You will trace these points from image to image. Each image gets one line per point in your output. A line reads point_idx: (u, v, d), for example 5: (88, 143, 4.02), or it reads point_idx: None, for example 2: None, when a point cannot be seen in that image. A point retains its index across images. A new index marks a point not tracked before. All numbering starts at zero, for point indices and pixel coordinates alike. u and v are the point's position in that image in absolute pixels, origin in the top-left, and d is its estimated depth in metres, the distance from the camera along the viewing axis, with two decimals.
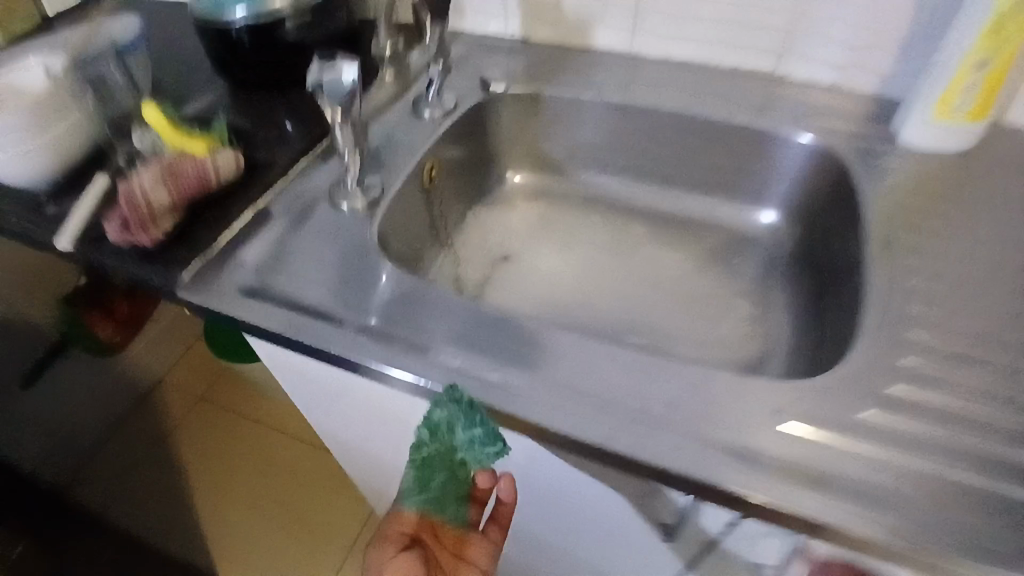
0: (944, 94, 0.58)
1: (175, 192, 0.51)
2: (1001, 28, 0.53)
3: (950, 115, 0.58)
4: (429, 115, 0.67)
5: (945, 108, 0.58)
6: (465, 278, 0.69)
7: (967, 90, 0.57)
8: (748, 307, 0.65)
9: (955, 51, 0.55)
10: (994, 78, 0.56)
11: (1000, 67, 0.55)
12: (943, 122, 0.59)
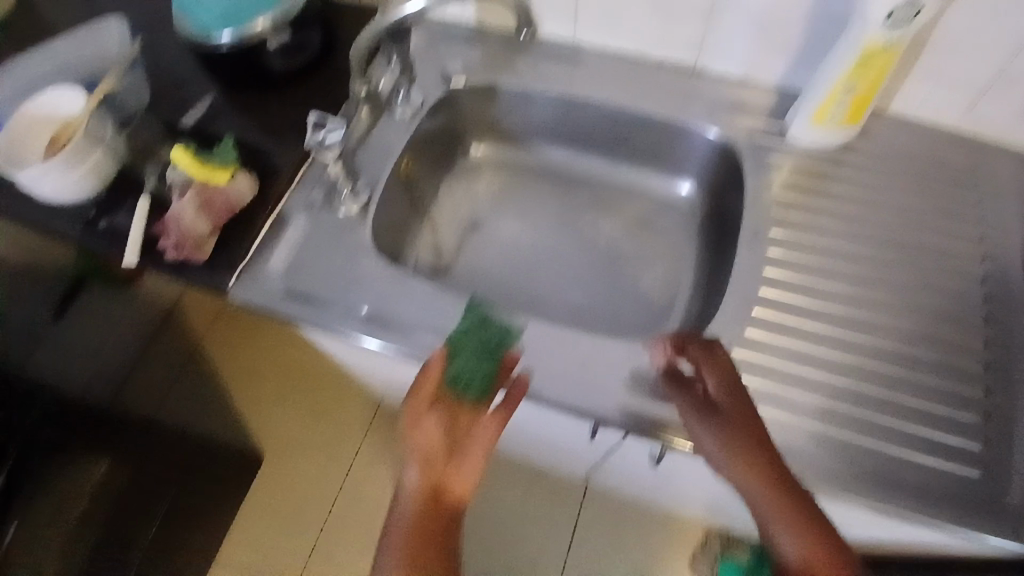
0: (818, 111, 0.70)
1: (211, 219, 0.66)
2: (862, 70, 0.65)
3: (824, 124, 0.72)
4: (401, 114, 0.79)
5: (820, 119, 0.71)
6: (441, 248, 0.84)
7: (835, 110, 0.70)
8: (666, 266, 0.82)
9: (828, 82, 0.67)
10: (860, 101, 0.68)
11: (863, 93, 0.67)
12: (818, 129, 0.72)
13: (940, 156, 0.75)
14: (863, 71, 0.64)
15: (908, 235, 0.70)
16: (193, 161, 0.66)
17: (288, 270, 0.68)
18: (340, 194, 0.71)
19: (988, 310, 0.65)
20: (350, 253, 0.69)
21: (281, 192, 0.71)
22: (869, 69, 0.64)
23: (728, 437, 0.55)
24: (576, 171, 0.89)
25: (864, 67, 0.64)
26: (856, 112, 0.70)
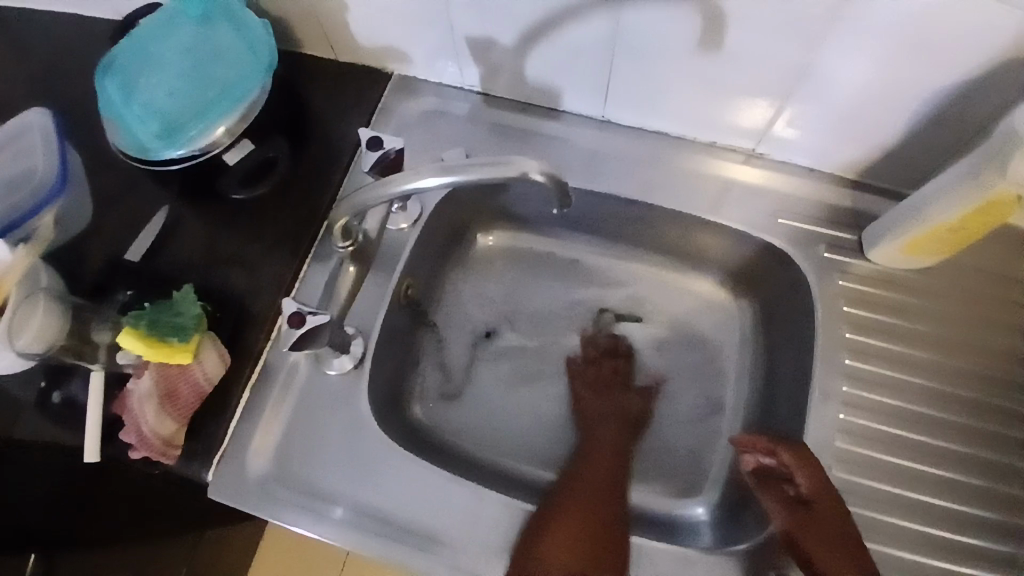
0: (906, 241, 0.59)
1: (180, 415, 0.55)
2: (975, 217, 0.53)
3: (910, 253, 0.61)
4: (395, 229, 0.66)
5: (907, 248, 0.60)
6: (448, 367, 0.73)
7: (928, 244, 0.58)
8: (710, 387, 0.71)
9: (929, 216, 0.55)
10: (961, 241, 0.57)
11: (968, 237, 0.56)
12: (903, 257, 0.61)
13: None
14: (976, 219, 0.53)
15: (1000, 382, 0.61)
16: (148, 346, 0.55)
17: (276, 456, 0.58)
18: (328, 353, 0.59)
19: None
20: (348, 429, 0.59)
21: (260, 349, 0.60)
22: (983, 219, 0.53)
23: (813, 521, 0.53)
24: (602, 262, 0.77)
25: (981, 215, 0.52)
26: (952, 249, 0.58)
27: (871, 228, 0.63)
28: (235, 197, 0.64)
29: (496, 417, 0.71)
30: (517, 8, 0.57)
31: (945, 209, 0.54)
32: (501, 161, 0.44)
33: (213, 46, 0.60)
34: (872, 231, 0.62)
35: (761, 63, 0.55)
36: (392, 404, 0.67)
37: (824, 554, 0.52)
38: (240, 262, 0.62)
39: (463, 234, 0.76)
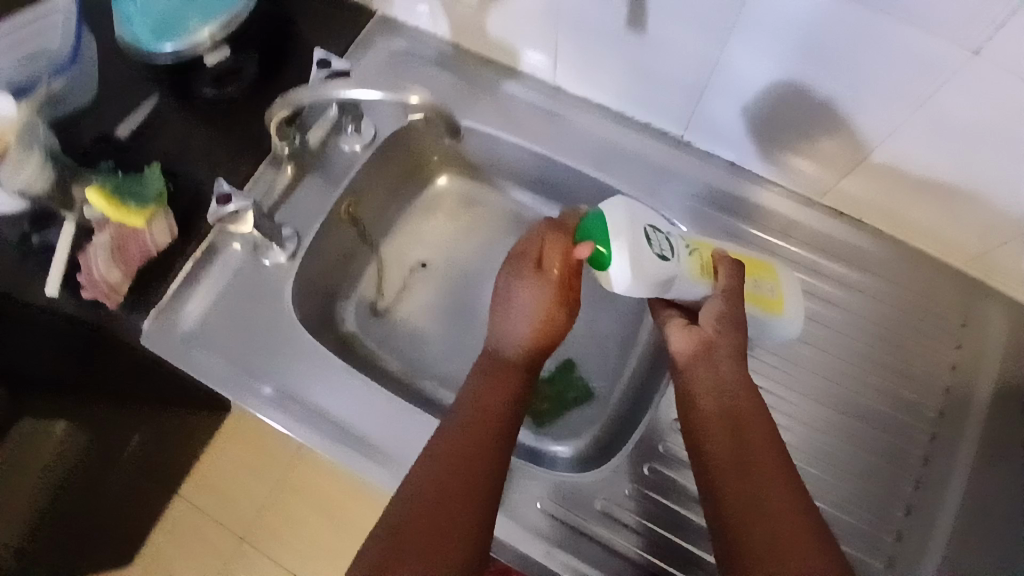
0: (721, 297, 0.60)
1: (127, 268, 0.64)
2: (696, 256, 0.58)
3: (770, 302, 0.61)
4: (347, 149, 0.73)
5: (759, 299, 0.61)
6: (383, 288, 0.81)
7: (760, 281, 0.61)
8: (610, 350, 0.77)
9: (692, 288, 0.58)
10: (768, 270, 0.63)
11: (767, 272, 0.62)
12: (765, 315, 0.61)
13: (927, 298, 0.68)
14: (703, 252, 0.58)
15: (857, 379, 0.66)
16: (110, 206, 0.63)
17: (203, 324, 0.67)
18: (263, 246, 0.68)
19: (915, 489, 0.62)
20: (269, 314, 0.68)
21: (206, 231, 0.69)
22: (699, 247, 0.59)
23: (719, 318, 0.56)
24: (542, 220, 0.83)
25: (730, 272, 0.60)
26: (784, 287, 0.63)
27: (655, 264, 0.52)
28: (207, 93, 0.73)
29: (416, 337, 0.79)
30: None
31: (684, 262, 0.56)
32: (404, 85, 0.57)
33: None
34: (644, 266, 0.52)
35: (679, 52, 0.61)
36: (321, 305, 0.75)
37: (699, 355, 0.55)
38: (208, 152, 0.71)
39: (421, 172, 0.83)
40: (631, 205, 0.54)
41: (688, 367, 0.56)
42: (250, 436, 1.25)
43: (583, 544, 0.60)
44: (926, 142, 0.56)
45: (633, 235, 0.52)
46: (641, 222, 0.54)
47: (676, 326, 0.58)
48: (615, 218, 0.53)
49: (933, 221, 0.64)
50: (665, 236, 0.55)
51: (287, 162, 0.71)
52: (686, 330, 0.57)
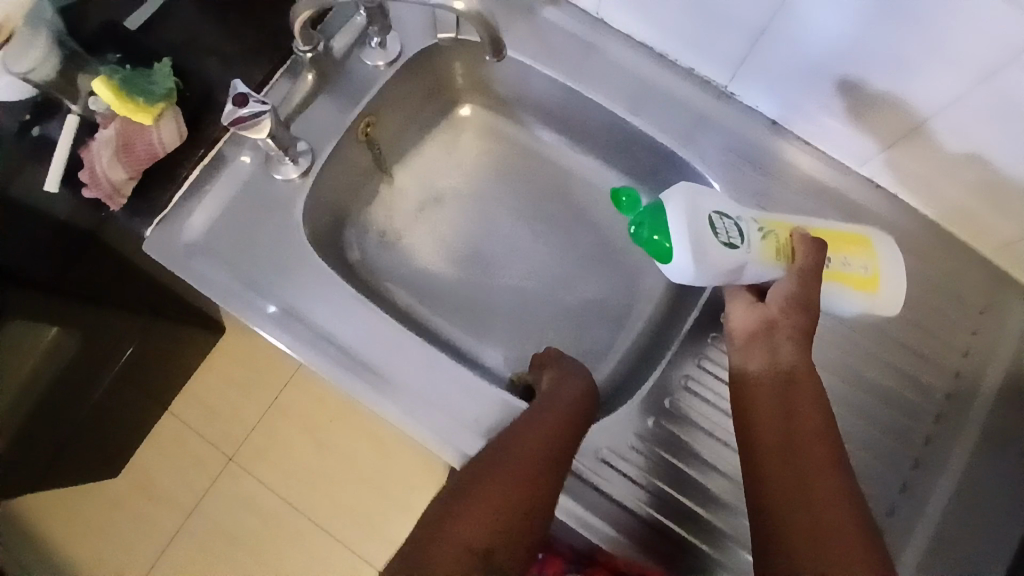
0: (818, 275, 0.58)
1: (132, 169, 0.61)
2: (771, 238, 0.56)
3: (861, 282, 0.59)
4: (370, 65, 0.69)
5: (852, 279, 0.58)
6: (395, 217, 0.78)
7: (852, 259, 0.59)
8: (621, 302, 0.76)
9: (837, 268, 0.58)
10: (866, 247, 0.60)
11: (862, 249, 0.59)
12: (863, 294, 0.59)
13: (952, 279, 0.66)
14: (779, 233, 0.56)
15: (870, 353, 0.65)
16: (116, 97, 0.60)
17: (209, 235, 0.64)
18: (277, 158, 0.65)
19: (914, 467, 0.63)
20: (278, 230, 0.65)
21: (216, 138, 0.65)
22: (777, 229, 0.57)
23: (791, 296, 0.53)
24: (565, 162, 0.80)
25: (844, 265, 0.58)
26: (880, 264, 0.60)
27: (721, 251, 0.53)
28: None
29: (424, 271, 0.77)
30: None
31: (756, 246, 0.55)
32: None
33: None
34: (708, 253, 0.53)
35: None
36: (331, 228, 0.73)
37: (760, 330, 0.53)
38: (222, 52, 0.67)
39: (444, 98, 0.79)
40: (696, 195, 0.54)
41: (746, 341, 0.54)
42: (244, 356, 1.25)
43: (581, 490, 0.61)
44: (985, 115, 0.53)
45: (694, 226, 0.53)
46: (703, 210, 0.54)
47: (740, 303, 0.56)
48: (675, 214, 0.54)
49: (973, 201, 0.62)
50: (733, 222, 0.55)
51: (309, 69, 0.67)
52: (748, 308, 0.55)
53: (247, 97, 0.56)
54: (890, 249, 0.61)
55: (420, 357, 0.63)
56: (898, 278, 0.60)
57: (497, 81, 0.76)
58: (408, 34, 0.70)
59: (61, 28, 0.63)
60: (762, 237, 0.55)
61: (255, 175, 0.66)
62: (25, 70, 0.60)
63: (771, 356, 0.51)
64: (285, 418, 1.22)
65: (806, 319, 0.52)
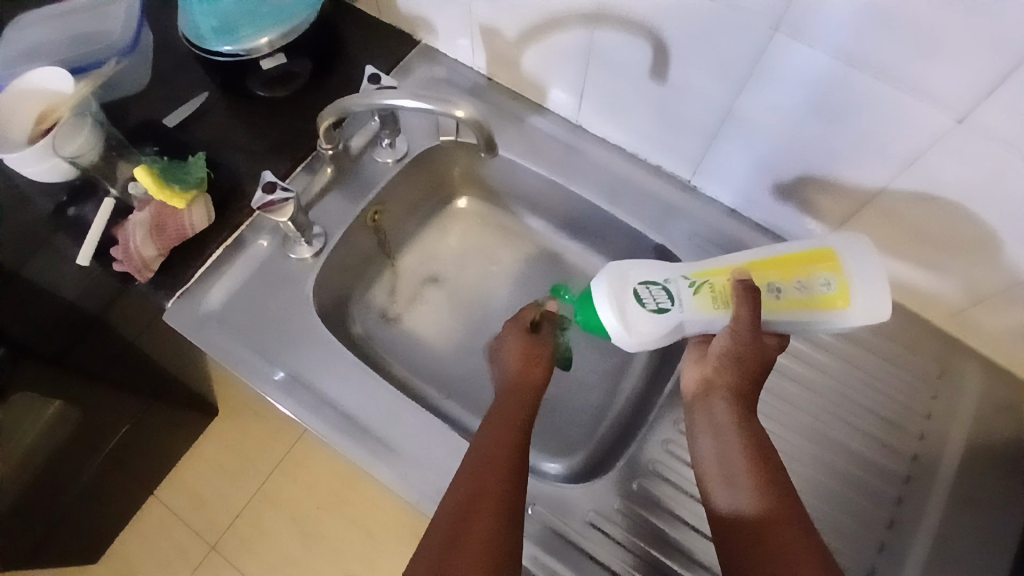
0: (773, 306, 0.57)
1: (161, 246, 0.67)
2: (705, 288, 0.58)
3: (823, 301, 0.57)
4: (380, 161, 0.78)
5: (810, 300, 0.57)
6: (395, 295, 0.84)
7: (808, 280, 0.57)
8: (605, 373, 0.80)
9: (788, 294, 0.57)
10: (829, 263, 0.58)
11: (822, 266, 0.57)
12: (830, 313, 0.57)
13: (907, 348, 0.72)
14: (714, 282, 0.58)
15: (838, 416, 0.70)
16: (155, 183, 0.67)
17: (226, 306, 0.70)
18: (293, 239, 0.72)
19: (888, 526, 0.65)
20: (289, 302, 0.71)
21: (239, 223, 0.72)
22: (713, 278, 0.59)
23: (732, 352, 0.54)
24: (552, 247, 0.88)
25: (798, 289, 0.57)
26: (850, 274, 0.57)
27: (648, 320, 0.58)
28: (257, 95, 0.78)
29: (421, 343, 0.82)
30: (518, 7, 0.71)
31: (689, 302, 0.58)
32: (449, 101, 0.62)
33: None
34: (638, 325, 0.58)
35: (696, 98, 0.68)
36: (337, 303, 0.79)
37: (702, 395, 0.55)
38: (250, 149, 0.76)
39: (444, 190, 0.88)
40: (613, 273, 0.59)
41: (693, 404, 0.56)
42: (236, 440, 1.25)
43: (568, 552, 0.63)
44: (913, 200, 0.62)
45: (617, 302, 0.58)
46: (627, 283, 0.59)
47: (690, 360, 0.59)
48: (599, 294, 0.59)
49: (918, 279, 0.69)
50: (663, 285, 0.59)
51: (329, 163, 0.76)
52: (694, 365, 0.58)
53: (274, 185, 0.64)
54: (864, 257, 0.58)
55: (417, 421, 0.66)
56: (872, 290, 0.56)
57: (492, 175, 0.86)
58: (416, 137, 0.80)
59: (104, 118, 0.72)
60: (695, 289, 0.58)
61: (272, 254, 0.73)
62: (73, 153, 0.68)
63: (726, 437, 0.52)
64: (272, 504, 1.21)
65: (747, 385, 0.54)
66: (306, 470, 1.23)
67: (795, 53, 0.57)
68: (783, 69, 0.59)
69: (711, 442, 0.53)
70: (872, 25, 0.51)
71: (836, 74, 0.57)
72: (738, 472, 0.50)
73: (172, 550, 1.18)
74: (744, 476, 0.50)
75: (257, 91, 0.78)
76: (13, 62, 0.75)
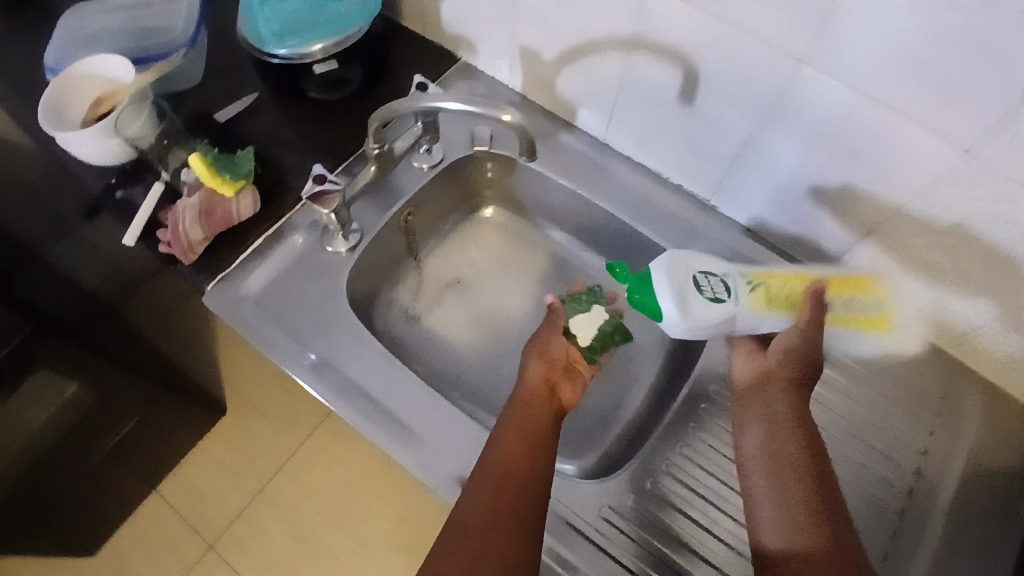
0: None
1: (207, 231, 0.71)
2: (760, 289, 0.66)
3: None
4: (417, 166, 0.83)
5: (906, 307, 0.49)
6: (420, 295, 0.87)
7: None
8: (620, 382, 0.83)
9: None
10: None
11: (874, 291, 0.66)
12: None
13: (912, 370, 0.76)
14: (768, 284, 0.66)
15: (843, 431, 0.73)
16: (207, 173, 0.71)
17: (264, 292, 0.73)
18: (332, 232, 0.75)
19: (891, 538, 0.68)
20: (325, 292, 0.74)
21: (280, 214, 0.76)
22: (766, 279, 0.66)
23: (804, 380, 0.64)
24: (572, 261, 0.92)
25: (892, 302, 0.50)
26: None
27: (702, 309, 0.64)
28: (310, 95, 0.83)
29: (442, 344, 0.85)
30: (562, 30, 0.76)
31: (744, 298, 0.65)
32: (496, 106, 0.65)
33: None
34: (696, 313, 0.64)
35: (722, 124, 0.72)
36: (365, 299, 0.82)
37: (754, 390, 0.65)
38: (296, 148, 0.80)
39: (472, 200, 0.93)
40: (672, 259, 0.65)
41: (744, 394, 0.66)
42: (239, 440, 1.26)
43: (584, 545, 0.64)
44: (924, 227, 0.66)
45: (675, 290, 0.64)
46: (688, 271, 0.66)
47: (743, 354, 0.69)
48: (659, 275, 0.65)
49: (925, 305, 0.73)
50: (716, 278, 0.66)
51: (373, 161, 0.76)
52: (748, 360, 0.68)
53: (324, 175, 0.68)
54: None
55: (439, 411, 0.69)
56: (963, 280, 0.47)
57: (520, 188, 0.90)
58: (452, 146, 0.85)
59: (160, 107, 0.76)
60: (751, 287, 0.66)
61: (311, 246, 0.76)
62: (138, 137, 0.74)
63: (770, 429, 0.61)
64: (270, 504, 1.21)
65: (789, 394, 0.63)
66: (307, 473, 1.24)
67: (817, 85, 0.62)
68: (806, 98, 0.64)
69: (762, 433, 0.61)
70: (894, 59, 0.56)
71: (854, 106, 0.61)
72: (781, 468, 0.57)
73: (168, 544, 1.18)
74: (787, 470, 0.57)
75: (311, 92, 0.83)
76: (75, 50, 0.80)
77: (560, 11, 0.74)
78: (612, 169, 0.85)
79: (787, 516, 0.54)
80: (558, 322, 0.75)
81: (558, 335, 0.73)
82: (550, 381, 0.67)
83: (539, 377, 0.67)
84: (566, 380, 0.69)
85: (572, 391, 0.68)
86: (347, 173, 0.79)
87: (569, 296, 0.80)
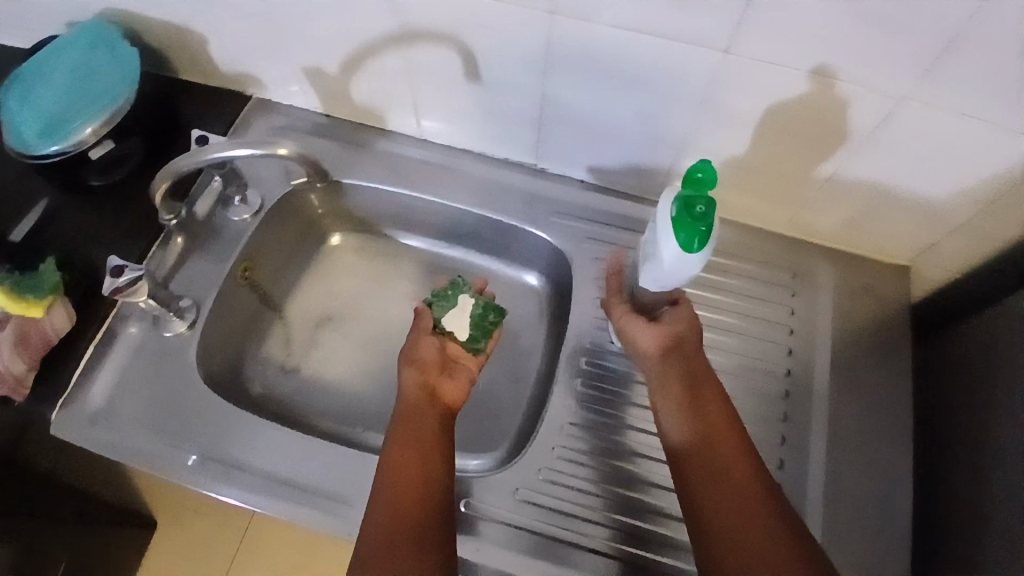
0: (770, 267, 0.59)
1: (30, 359, 0.66)
2: None
3: None
4: (238, 219, 0.80)
5: None
6: (292, 342, 0.85)
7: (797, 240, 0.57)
8: (509, 362, 0.84)
9: None
10: None
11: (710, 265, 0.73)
12: None
13: (763, 262, 0.79)
14: None
15: (719, 339, 0.76)
16: (9, 299, 0.66)
17: (114, 401, 0.69)
18: (164, 317, 0.72)
19: (785, 421, 0.72)
20: (182, 377, 0.71)
21: (105, 313, 0.73)
22: None
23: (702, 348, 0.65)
24: (434, 259, 0.91)
25: None
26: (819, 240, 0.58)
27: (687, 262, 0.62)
28: (94, 183, 0.78)
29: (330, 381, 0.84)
30: (333, 43, 0.74)
31: None
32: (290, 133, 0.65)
33: (105, 43, 0.76)
34: None
35: (513, 90, 0.72)
36: (232, 366, 0.79)
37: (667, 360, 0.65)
38: (104, 242, 0.76)
39: (315, 231, 0.90)
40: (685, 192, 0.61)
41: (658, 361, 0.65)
42: (183, 542, 1.20)
43: (505, 532, 0.66)
44: (721, 130, 0.68)
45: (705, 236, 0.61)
46: None
47: (641, 324, 0.67)
48: None
49: (751, 198, 0.76)
50: None
51: (177, 233, 0.77)
52: (650, 329, 0.67)
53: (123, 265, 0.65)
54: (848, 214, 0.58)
55: (330, 456, 0.68)
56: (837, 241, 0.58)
57: (357, 205, 0.88)
58: (266, 186, 0.83)
59: None
60: None
61: (152, 336, 0.73)
62: None
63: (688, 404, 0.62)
64: None
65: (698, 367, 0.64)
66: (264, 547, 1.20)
67: (577, 30, 0.63)
68: (573, 45, 0.65)
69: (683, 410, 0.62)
70: None
71: (617, 40, 0.62)
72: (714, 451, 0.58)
73: None
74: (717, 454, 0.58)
75: (94, 180, 0.77)
76: None
77: (323, 25, 0.72)
78: (437, 160, 0.85)
79: (721, 506, 0.55)
80: (427, 323, 0.70)
81: (428, 333, 0.69)
82: (426, 385, 0.65)
83: (416, 384, 0.64)
84: (444, 377, 0.66)
85: (454, 386, 0.66)
86: (153, 252, 0.76)
87: (434, 297, 0.72)
